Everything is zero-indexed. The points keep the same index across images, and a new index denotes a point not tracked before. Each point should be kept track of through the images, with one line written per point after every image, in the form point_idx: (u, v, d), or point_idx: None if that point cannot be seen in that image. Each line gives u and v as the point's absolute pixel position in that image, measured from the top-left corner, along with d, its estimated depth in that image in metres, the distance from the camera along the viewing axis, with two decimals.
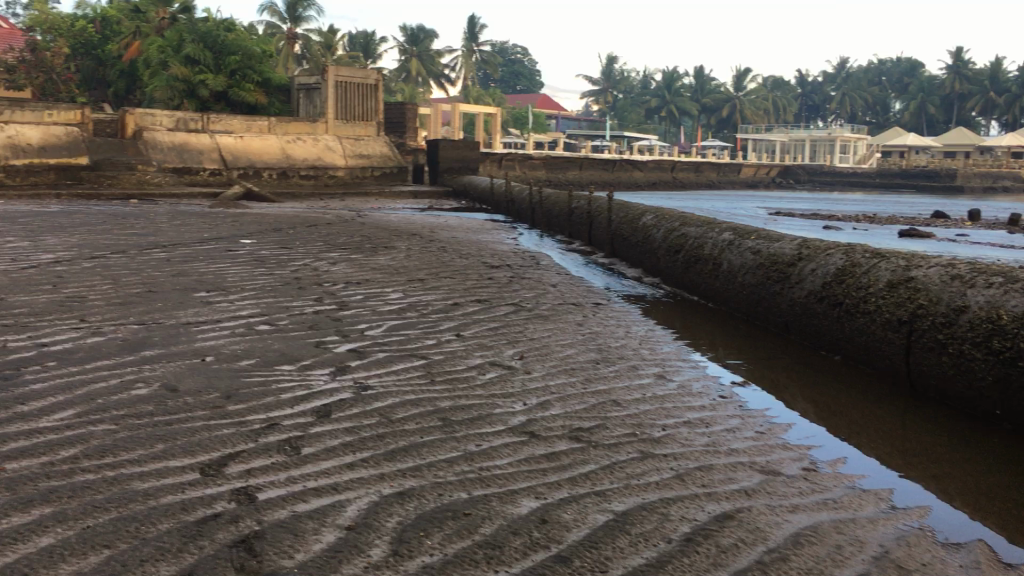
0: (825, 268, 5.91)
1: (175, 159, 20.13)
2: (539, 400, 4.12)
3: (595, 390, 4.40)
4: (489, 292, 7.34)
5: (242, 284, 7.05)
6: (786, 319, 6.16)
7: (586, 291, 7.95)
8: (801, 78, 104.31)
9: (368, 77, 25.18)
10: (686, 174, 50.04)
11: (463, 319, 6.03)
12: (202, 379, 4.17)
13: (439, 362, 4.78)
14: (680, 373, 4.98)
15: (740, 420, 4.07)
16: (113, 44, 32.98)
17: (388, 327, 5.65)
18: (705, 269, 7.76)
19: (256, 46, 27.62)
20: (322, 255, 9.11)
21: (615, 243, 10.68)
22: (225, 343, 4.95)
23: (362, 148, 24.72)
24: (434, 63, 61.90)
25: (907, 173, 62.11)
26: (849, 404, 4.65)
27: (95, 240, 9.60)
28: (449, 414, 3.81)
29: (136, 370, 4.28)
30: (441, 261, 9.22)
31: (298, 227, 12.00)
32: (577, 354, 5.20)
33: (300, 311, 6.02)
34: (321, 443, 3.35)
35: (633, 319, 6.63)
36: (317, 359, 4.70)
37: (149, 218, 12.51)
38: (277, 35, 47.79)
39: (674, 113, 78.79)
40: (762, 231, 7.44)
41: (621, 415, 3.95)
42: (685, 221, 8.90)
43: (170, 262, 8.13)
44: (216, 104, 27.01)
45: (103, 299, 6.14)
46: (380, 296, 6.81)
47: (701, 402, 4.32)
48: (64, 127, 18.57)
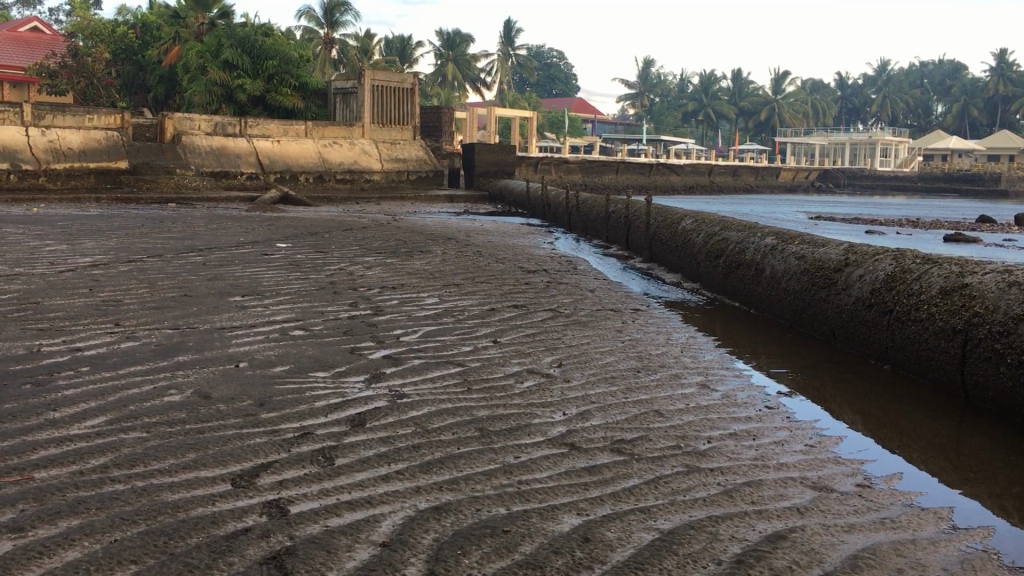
0: (874, 274, 5.71)
1: (213, 163, 20.28)
2: (579, 410, 4.00)
3: (636, 399, 4.27)
4: (526, 297, 7.23)
5: (277, 289, 7.00)
6: (833, 326, 5.96)
7: (625, 296, 7.81)
8: (841, 81, 103.11)
9: (405, 81, 25.24)
10: (723, 178, 49.60)
11: (500, 325, 5.92)
12: (236, 386, 4.10)
13: (477, 369, 4.68)
14: (724, 382, 4.82)
15: (788, 432, 3.90)
16: (153, 50, 33.45)
17: (424, 333, 5.56)
18: (746, 275, 7.59)
19: (294, 50, 27.85)
20: (357, 260, 9.06)
21: (654, 246, 10.52)
22: (260, 349, 4.88)
23: (399, 152, 24.77)
24: (470, 67, 61.93)
25: (949, 178, 61.11)
26: (901, 418, 4.45)
27: (132, 244, 9.65)
28: (486, 425, 3.70)
29: (169, 376, 4.23)
30: (477, 265, 9.13)
31: (334, 230, 11.98)
32: (617, 361, 5.07)
33: (335, 316, 5.95)
34: (356, 454, 3.25)
35: (674, 326, 6.48)
36: (352, 366, 4.61)
37: (186, 221, 12.60)
38: (314, 40, 47.91)
39: (712, 116, 78.20)
40: (807, 235, 7.27)
41: (664, 426, 3.82)
42: (726, 226, 8.74)
43: (206, 266, 8.12)
44: (253, 109, 27.21)
45: (138, 303, 6.12)
46: (416, 301, 6.72)
47: (747, 413, 4.16)
48: (104, 131, 18.76)
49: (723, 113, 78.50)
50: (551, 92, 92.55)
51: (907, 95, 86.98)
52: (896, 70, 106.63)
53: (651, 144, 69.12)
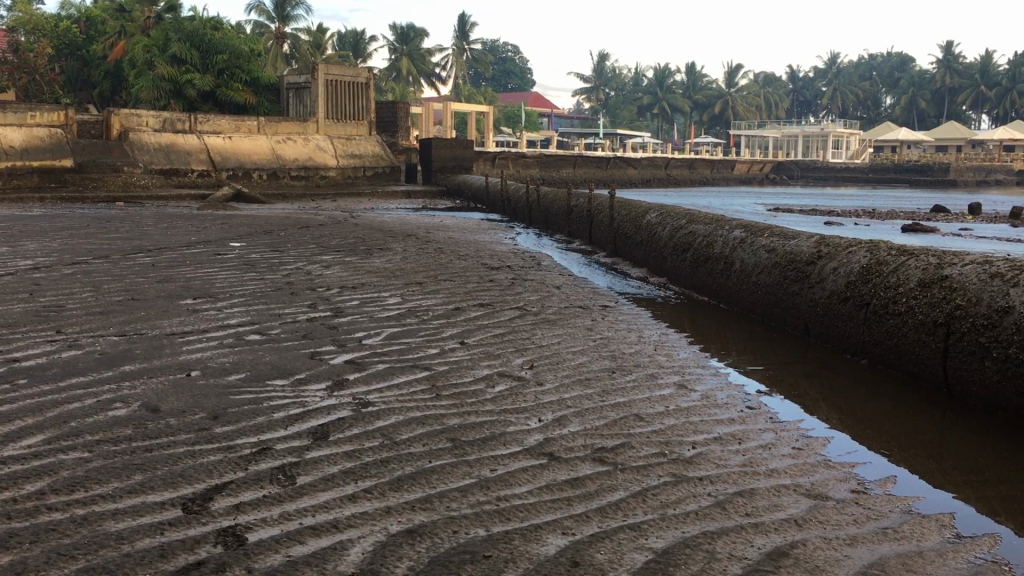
0: (848, 267, 5.56)
1: (163, 160, 19.76)
2: (555, 415, 3.79)
3: (614, 402, 4.07)
4: (491, 295, 7.01)
5: (231, 290, 6.70)
6: (807, 320, 5.82)
7: (592, 292, 7.61)
8: (793, 73, 104.19)
9: (359, 75, 24.84)
10: (679, 171, 49.75)
11: (466, 326, 5.69)
12: (187, 398, 3.82)
13: (445, 373, 4.44)
14: (702, 382, 4.63)
15: (774, 435, 3.71)
16: (98, 45, 32.59)
17: (387, 335, 5.31)
18: (715, 270, 7.44)
19: (245, 45, 27.27)
20: (315, 259, 8.78)
21: (618, 241, 10.35)
22: (213, 356, 4.61)
23: (354, 147, 24.39)
24: (424, 62, 61.42)
25: (900, 168, 61.99)
26: (884, 415, 4.29)
27: (77, 245, 9.24)
28: (458, 434, 3.47)
29: (114, 388, 3.94)
30: (439, 263, 8.89)
31: (290, 229, 11.64)
32: (590, 362, 4.87)
33: (293, 319, 5.68)
34: (320, 471, 3.00)
35: (644, 323, 6.30)
36: (312, 373, 4.35)
37: (134, 221, 12.18)
38: (266, 35, 47.27)
39: (667, 109, 78.53)
40: (776, 228, 7.14)
41: (645, 431, 3.62)
42: (692, 219, 8.60)
43: (156, 267, 7.77)
44: (203, 105, 26.60)
45: (82, 309, 5.77)
46: (377, 301, 6.47)
47: (728, 415, 3.98)
48: (47, 128, 18.13)
49: (678, 106, 78.89)
50: (506, 87, 92.32)
51: (857, 87, 88.19)
52: (846, 62, 108.00)
53: (607, 137, 69.25)
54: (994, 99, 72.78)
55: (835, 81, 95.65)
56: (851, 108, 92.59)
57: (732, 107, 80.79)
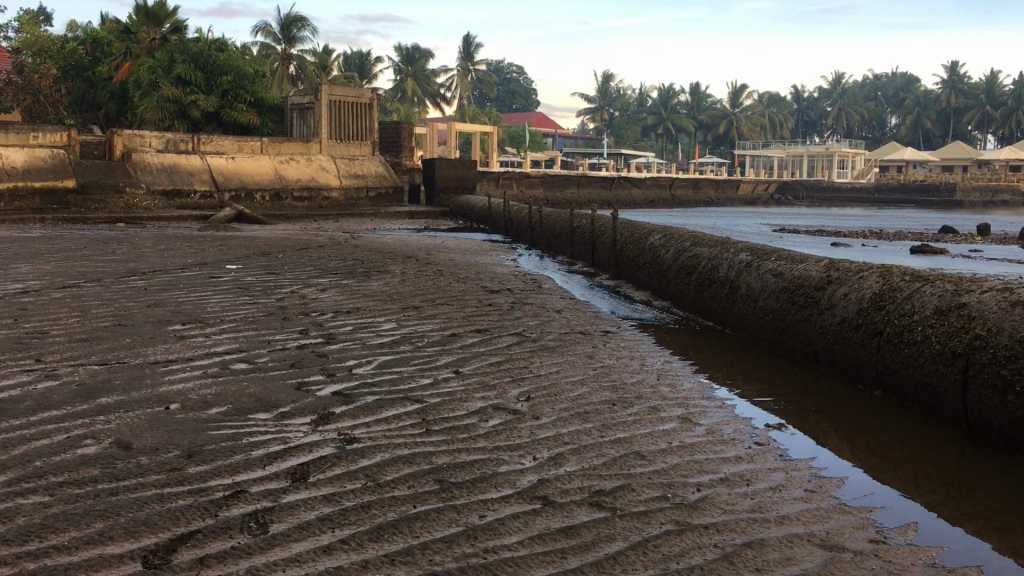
0: (859, 293, 5.35)
1: (165, 181, 19.65)
2: (552, 453, 3.57)
3: (614, 438, 3.84)
4: (489, 320, 6.80)
5: (221, 315, 6.51)
6: (816, 348, 5.61)
7: (595, 317, 7.40)
8: (798, 93, 104.30)
9: (363, 96, 24.75)
10: (685, 191, 49.59)
11: (461, 353, 5.48)
12: (162, 434, 3.61)
13: (437, 407, 4.22)
14: (707, 416, 4.39)
15: (784, 475, 3.49)
16: (103, 67, 32.52)
17: (379, 364, 5.10)
18: (720, 294, 7.23)
19: (248, 66, 27.21)
20: (310, 282, 8.59)
21: (621, 263, 10.17)
22: (195, 387, 4.39)
23: (357, 168, 24.27)
24: (430, 83, 61.55)
25: (907, 188, 61.81)
26: (901, 450, 4.07)
27: (70, 268, 9.08)
28: (447, 475, 3.25)
29: (86, 423, 3.73)
30: (438, 286, 8.69)
31: (289, 250, 11.44)
32: (590, 394, 4.65)
33: (283, 346, 5.47)
34: (295, 517, 2.78)
35: (647, 350, 6.08)
36: (297, 406, 4.13)
37: (133, 243, 12.01)
38: (271, 56, 47.44)
39: (672, 130, 78.55)
40: (783, 251, 6.93)
41: (647, 471, 3.40)
42: (696, 241, 8.40)
43: (148, 291, 7.59)
44: (207, 125, 26.50)
45: (66, 335, 5.57)
46: (371, 327, 6.27)
47: (735, 452, 3.76)
48: (50, 149, 17.97)
49: (683, 126, 78.96)
50: (511, 107, 92.57)
51: (863, 107, 88.15)
52: (851, 83, 108.07)
53: (611, 157, 69.26)
54: (1000, 119, 72.63)
55: (840, 101, 95.62)
56: (857, 128, 92.55)
57: (737, 127, 80.79)
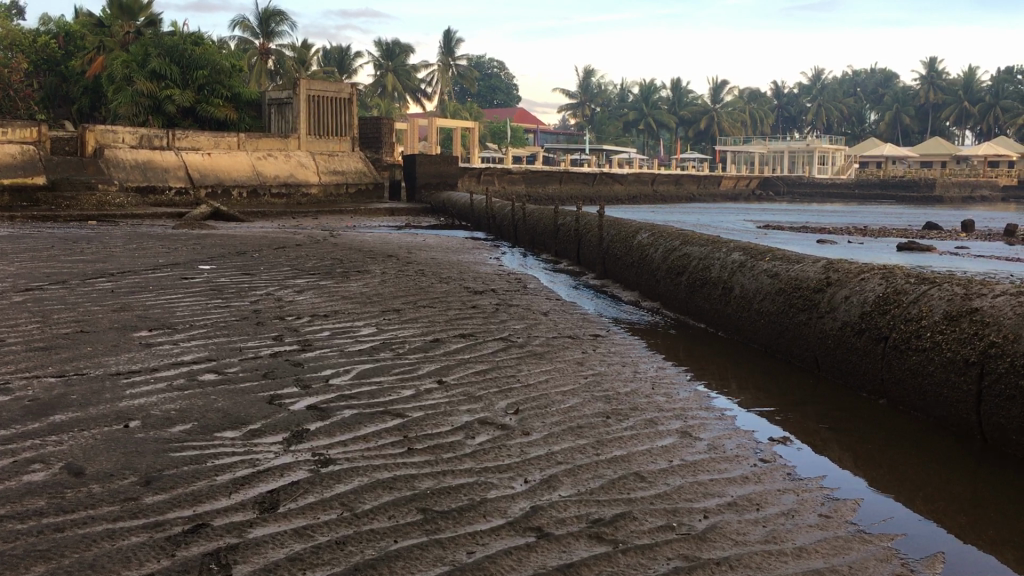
0: (861, 296, 5.10)
1: (139, 177, 19.22)
2: (544, 475, 3.29)
3: (611, 457, 3.57)
4: (473, 324, 6.52)
5: (191, 320, 6.18)
6: (817, 353, 5.36)
7: (583, 319, 7.13)
8: (778, 89, 104.59)
9: (342, 91, 24.39)
10: (666, 187, 49.53)
11: (445, 361, 5.19)
12: (119, 457, 3.30)
13: (419, 422, 3.93)
14: (707, 429, 4.13)
15: (796, 498, 3.22)
16: (77, 61, 31.94)
17: (357, 373, 4.81)
18: (713, 296, 6.98)
19: (225, 60, 26.75)
20: (287, 283, 8.28)
21: (608, 262, 9.91)
22: (159, 402, 4.08)
23: (337, 163, 23.91)
24: (410, 78, 61.14)
25: (886, 184, 62.03)
26: (913, 464, 3.82)
27: (35, 269, 8.71)
28: (431, 503, 2.96)
29: (37, 444, 3.41)
30: (420, 286, 8.40)
31: (266, 250, 11.10)
32: (582, 405, 4.37)
33: (255, 354, 5.16)
34: (262, 558, 2.49)
35: (640, 355, 5.81)
36: (267, 422, 3.83)
37: (103, 242, 11.64)
38: (249, 51, 46.89)
39: (653, 125, 78.49)
40: (778, 251, 6.68)
41: (649, 495, 3.13)
42: (687, 240, 8.15)
43: (115, 294, 7.24)
44: (183, 120, 26.00)
45: (23, 343, 5.22)
46: (350, 332, 5.97)
47: (741, 471, 3.49)
48: (19, 145, 17.55)
49: (663, 122, 78.91)
50: (491, 103, 92.26)
51: (842, 102, 88.48)
52: (830, 79, 108.39)
53: (593, 153, 69.10)
54: (978, 115, 73.03)
55: (819, 97, 95.93)
56: (837, 124, 92.87)
57: (718, 123, 80.85)
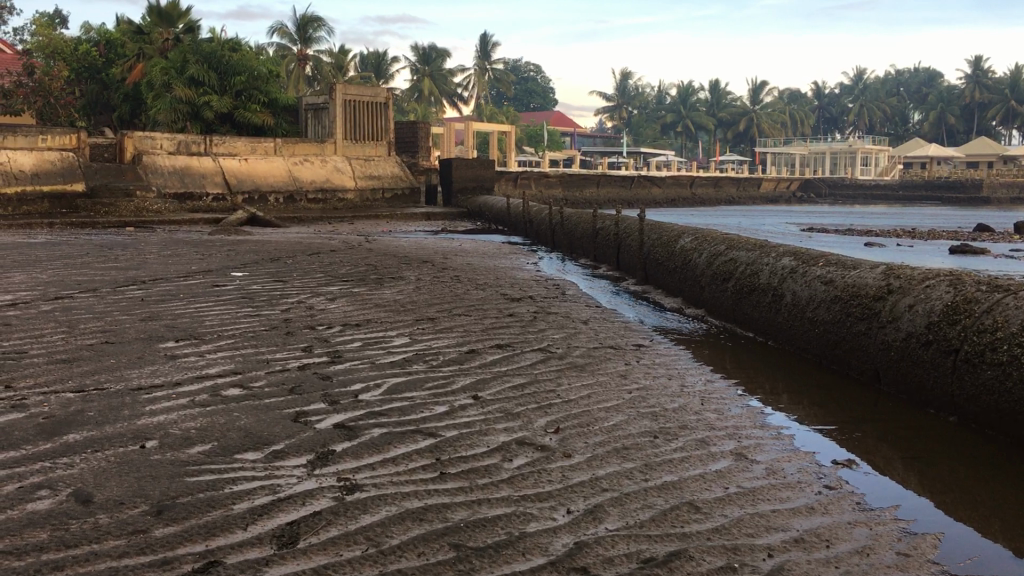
0: (928, 305, 4.77)
1: (177, 184, 19.21)
2: (589, 505, 3.01)
3: (660, 483, 3.27)
4: (511, 333, 6.26)
5: (219, 330, 5.97)
6: (878, 366, 5.02)
7: (625, 328, 6.84)
8: (818, 90, 103.13)
9: (378, 95, 24.28)
10: (705, 190, 48.94)
11: (480, 374, 4.92)
12: (131, 483, 3.07)
13: (453, 442, 3.67)
14: (764, 450, 3.82)
15: (869, 532, 2.93)
16: (117, 68, 32.19)
17: (389, 387, 4.56)
18: (762, 303, 6.66)
19: (262, 65, 26.76)
20: (319, 290, 8.07)
21: (649, 266, 9.60)
22: (178, 419, 3.86)
23: (373, 168, 23.82)
24: (446, 82, 61.13)
25: (930, 185, 60.88)
26: (993, 489, 3.48)
27: (68, 276, 8.59)
28: (465, 538, 2.69)
29: (46, 468, 3.19)
30: (455, 294, 8.15)
31: (299, 256, 10.92)
32: (628, 423, 4.07)
33: (282, 367, 4.94)
34: None
35: (686, 367, 5.51)
36: (292, 443, 3.58)
37: (138, 248, 11.54)
38: (287, 57, 47.08)
39: (691, 128, 77.72)
40: (832, 255, 6.34)
41: (705, 530, 2.83)
42: (732, 244, 7.81)
43: (145, 303, 7.08)
44: (221, 126, 26.03)
45: (45, 355, 5.04)
46: (382, 342, 5.72)
47: (805, 500, 3.19)
48: (59, 152, 17.61)
49: (701, 124, 78.14)
50: (529, 106, 92.01)
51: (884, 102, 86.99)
52: (872, 79, 106.75)
53: (631, 156, 68.69)
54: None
55: (861, 97, 94.37)
56: (879, 125, 91.31)
57: (757, 125, 79.87)
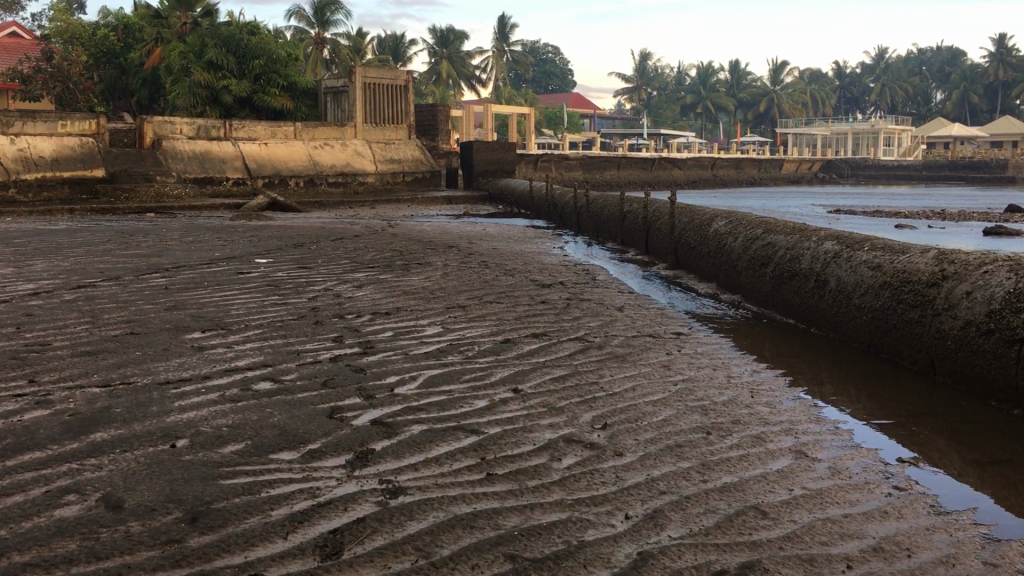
0: (988, 292, 4.54)
1: (196, 169, 19.10)
2: (648, 510, 2.83)
3: (720, 485, 3.08)
4: (545, 321, 6.07)
5: (247, 320, 5.82)
6: (934, 357, 4.80)
7: (660, 315, 6.64)
8: (840, 69, 101.86)
9: (397, 78, 24.05)
10: (726, 171, 48.46)
11: (517, 366, 4.74)
12: (163, 486, 2.91)
13: (497, 440, 3.50)
14: (823, 447, 3.63)
15: (952, 539, 2.73)
16: (135, 53, 32.15)
17: (425, 380, 4.39)
18: (805, 288, 6.42)
19: (281, 48, 26.59)
20: (345, 277, 7.90)
21: (680, 251, 9.37)
22: (208, 416, 3.70)
23: (393, 152, 23.64)
24: (464, 65, 60.79)
25: (955, 164, 60.06)
26: None
27: (90, 264, 8.47)
28: (520, 548, 2.51)
29: (73, 470, 3.04)
30: (484, 280, 7.97)
31: (323, 242, 10.76)
32: (679, 418, 3.88)
33: (313, 359, 4.77)
34: None
35: (729, 357, 5.32)
36: (329, 441, 3.42)
37: (160, 234, 11.44)
38: (304, 40, 46.91)
39: (711, 109, 76.94)
40: (877, 240, 6.10)
41: (775, 538, 2.64)
42: (770, 228, 7.56)
43: (168, 291, 6.94)
44: (240, 110, 25.93)
45: (69, 347, 4.90)
46: (414, 332, 5.55)
47: (877, 503, 3.00)
48: (78, 138, 17.53)
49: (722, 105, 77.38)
50: (547, 87, 91.62)
51: (908, 82, 85.76)
52: (894, 57, 105.35)
53: (650, 139, 68.23)
54: None
55: (884, 76, 93.16)
56: (902, 104, 90.10)
57: (778, 105, 78.96)
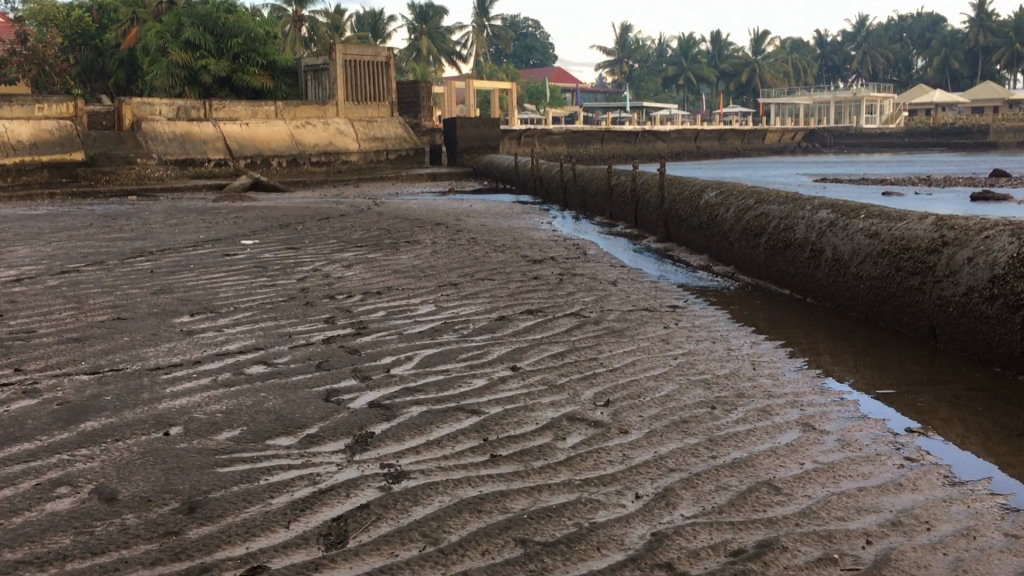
0: (990, 258, 4.48)
1: (177, 151, 18.79)
2: (658, 488, 2.75)
3: (731, 461, 3.01)
4: (540, 297, 5.99)
5: (236, 302, 5.70)
6: (936, 324, 4.74)
7: (655, 288, 6.56)
8: (822, 38, 101.54)
9: (378, 54, 23.74)
10: (710, 143, 48.31)
11: (515, 343, 4.66)
12: (158, 476, 2.82)
13: (499, 419, 3.41)
14: (830, 419, 3.56)
15: (969, 510, 2.67)
16: (111, 34, 31.70)
17: (421, 360, 4.30)
18: (801, 258, 6.36)
19: (259, 26, 26.18)
20: (334, 257, 7.78)
21: (671, 223, 9.28)
22: (202, 402, 3.60)
23: (376, 130, 23.42)
24: (444, 40, 60.24)
25: (937, 131, 60.05)
26: None
27: (73, 249, 8.31)
28: (531, 532, 2.44)
29: (64, 461, 2.94)
30: (475, 257, 7.86)
31: (309, 222, 10.61)
32: (682, 393, 3.81)
33: (307, 340, 4.67)
34: None
35: (728, 329, 5.24)
36: (327, 426, 3.32)
37: (142, 217, 11.24)
38: (282, 18, 46.40)
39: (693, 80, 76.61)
40: (873, 207, 6.03)
41: (791, 514, 2.57)
42: (762, 198, 7.48)
43: (153, 274, 6.81)
44: (220, 90, 25.61)
45: (55, 334, 4.78)
46: (407, 311, 5.45)
47: (890, 475, 2.93)
48: (56, 121, 17.19)
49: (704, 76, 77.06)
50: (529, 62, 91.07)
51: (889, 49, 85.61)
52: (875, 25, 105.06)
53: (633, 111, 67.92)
54: None
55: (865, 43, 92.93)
56: (884, 72, 89.93)
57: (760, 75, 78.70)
